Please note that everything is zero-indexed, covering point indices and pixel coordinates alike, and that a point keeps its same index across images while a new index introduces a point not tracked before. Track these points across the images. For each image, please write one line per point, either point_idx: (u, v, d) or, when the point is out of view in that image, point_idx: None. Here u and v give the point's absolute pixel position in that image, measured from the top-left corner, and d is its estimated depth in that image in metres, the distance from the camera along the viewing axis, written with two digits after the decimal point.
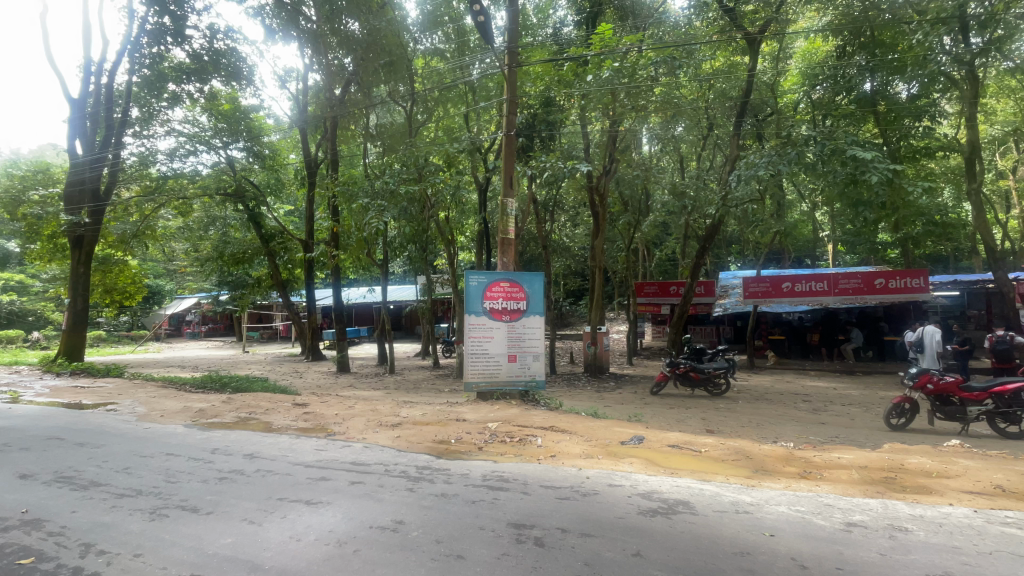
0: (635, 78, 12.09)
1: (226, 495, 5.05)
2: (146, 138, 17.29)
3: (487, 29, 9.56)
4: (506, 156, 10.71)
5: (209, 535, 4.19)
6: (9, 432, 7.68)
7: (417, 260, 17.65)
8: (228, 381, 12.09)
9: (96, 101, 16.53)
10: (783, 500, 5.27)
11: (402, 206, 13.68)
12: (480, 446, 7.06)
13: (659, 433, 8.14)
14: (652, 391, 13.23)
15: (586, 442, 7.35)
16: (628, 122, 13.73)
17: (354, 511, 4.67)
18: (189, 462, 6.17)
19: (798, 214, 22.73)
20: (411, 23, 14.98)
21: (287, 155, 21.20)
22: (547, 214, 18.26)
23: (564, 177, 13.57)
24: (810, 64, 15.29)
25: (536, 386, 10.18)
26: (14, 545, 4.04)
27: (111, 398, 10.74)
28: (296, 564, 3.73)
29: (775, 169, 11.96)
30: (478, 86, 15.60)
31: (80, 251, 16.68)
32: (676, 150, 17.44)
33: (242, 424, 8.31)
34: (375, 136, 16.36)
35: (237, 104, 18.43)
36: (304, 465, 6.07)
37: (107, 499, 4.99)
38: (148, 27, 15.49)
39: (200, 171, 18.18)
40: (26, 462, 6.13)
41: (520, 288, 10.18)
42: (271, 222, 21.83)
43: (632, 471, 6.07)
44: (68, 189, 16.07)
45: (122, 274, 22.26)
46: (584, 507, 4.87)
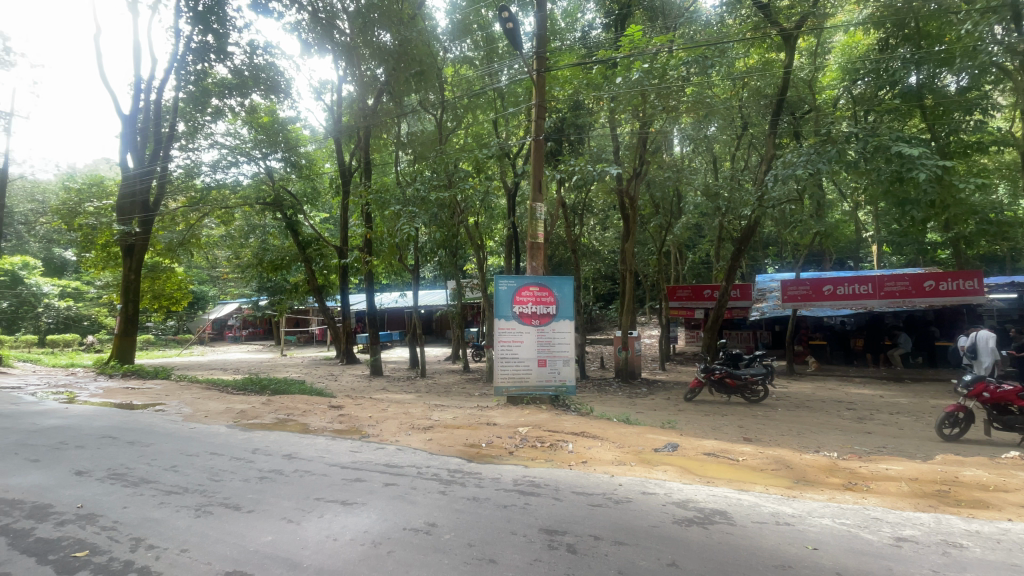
0: (665, 79, 12.04)
1: (266, 495, 5.21)
2: (191, 151, 18.16)
3: (515, 35, 9.54)
4: (535, 161, 10.64)
5: (251, 533, 4.33)
6: (66, 431, 8.15)
7: (448, 264, 17.91)
8: (267, 383, 12.50)
9: (145, 117, 17.44)
10: (827, 513, 5.04)
11: (432, 212, 13.95)
12: (510, 450, 7.05)
13: (694, 440, 7.96)
14: (686, 397, 12.88)
15: (618, 448, 7.24)
16: (659, 123, 13.50)
17: (388, 513, 4.75)
18: (231, 462, 6.40)
19: (839, 214, 21.83)
20: (441, 32, 15.32)
21: (323, 164, 21.81)
22: (576, 218, 18.21)
23: (593, 180, 13.48)
24: (850, 58, 14.65)
25: (566, 391, 10.10)
26: (71, 539, 4.28)
27: (159, 399, 11.30)
28: (332, 563, 3.80)
29: (814, 168, 11.61)
30: (506, 92, 15.59)
31: (131, 259, 17.53)
32: (709, 150, 16.98)
33: (280, 425, 8.58)
34: (406, 144, 16.77)
35: (275, 117, 19.17)
36: (339, 466, 6.21)
37: (155, 496, 5.22)
38: (192, 46, 16.17)
39: (241, 182, 18.94)
40: (81, 460, 6.48)
41: (549, 292, 10.13)
42: (307, 229, 22.59)
43: (665, 479, 5.95)
44: (120, 201, 16.94)
45: (168, 281, 23.39)
46: (617, 515, 4.78)
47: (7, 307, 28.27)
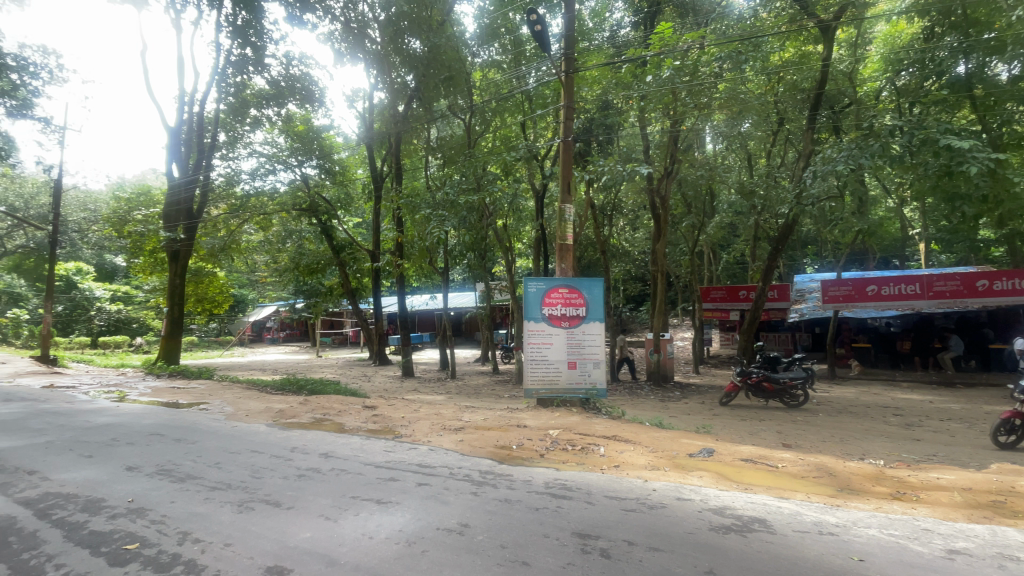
0: (697, 76, 11.87)
1: (304, 492, 5.35)
2: (231, 160, 18.92)
3: (543, 37, 9.52)
4: (564, 162, 10.58)
5: (290, 529, 4.45)
6: (117, 428, 8.58)
7: (476, 267, 18.01)
8: (304, 384, 12.85)
9: (189, 128, 18.25)
10: (874, 523, 4.81)
11: (461, 215, 14.06)
12: (541, 453, 7.03)
13: (730, 445, 7.75)
14: (721, 402, 12.56)
15: (651, 453, 7.12)
16: (691, 120, 13.21)
17: (422, 512, 4.80)
18: (271, 459, 6.60)
19: (883, 211, 20.87)
20: (469, 37, 15.50)
21: (355, 171, 22.30)
22: (606, 219, 18.04)
23: (623, 180, 13.30)
24: (892, 49, 14.06)
25: (597, 394, 9.98)
26: (122, 532, 4.49)
27: (203, 398, 11.75)
28: (368, 561, 3.86)
29: (855, 164, 11.19)
30: (534, 95, 15.63)
31: (176, 264, 18.34)
32: (743, 148, 16.52)
33: (316, 424, 8.80)
34: (436, 149, 17.03)
35: (310, 125, 19.73)
36: (374, 465, 6.32)
37: (201, 491, 5.44)
38: (232, 59, 16.88)
39: (279, 189, 19.62)
40: (132, 456, 6.81)
41: (579, 294, 10.06)
42: (340, 234, 23.16)
43: (701, 485, 5.80)
44: (166, 209, 17.78)
45: (211, 284, 24.37)
46: (652, 520, 4.71)
47: (63, 311, 30.32)
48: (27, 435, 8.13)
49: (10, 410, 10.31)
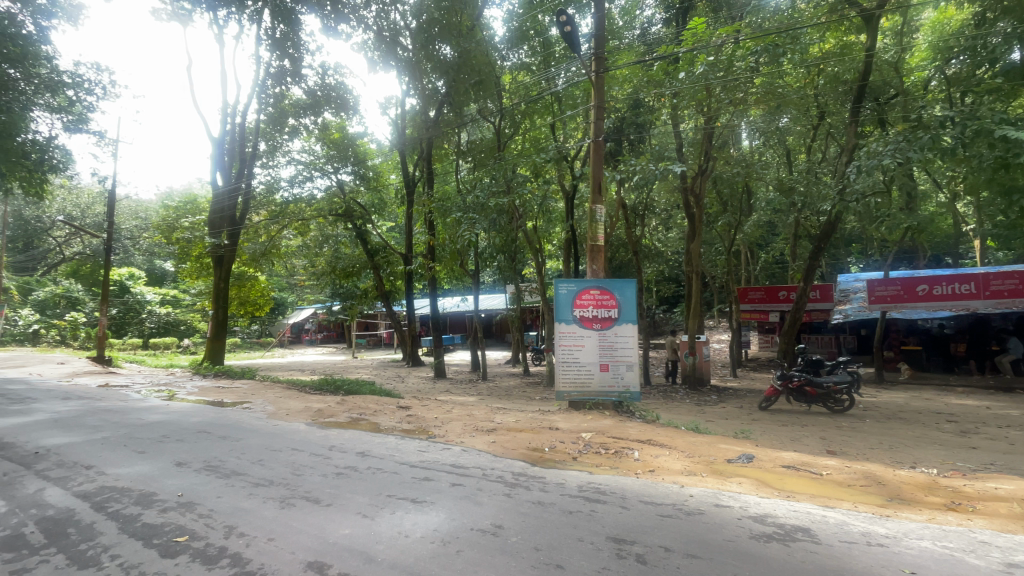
0: (732, 72, 11.59)
1: (342, 490, 5.49)
2: (271, 168, 19.64)
3: (573, 38, 9.47)
4: (595, 162, 10.46)
5: (330, 526, 4.57)
6: (168, 425, 9.01)
7: (506, 269, 18.05)
8: (340, 384, 13.18)
9: (232, 138, 19.06)
10: (927, 535, 4.56)
11: (491, 218, 14.10)
12: (574, 456, 6.98)
13: (771, 451, 7.50)
14: (761, 406, 12.19)
15: (687, 458, 6.97)
16: (725, 117, 12.92)
17: (456, 512, 4.84)
18: (311, 457, 6.81)
19: (934, 206, 19.77)
20: (499, 41, 15.61)
21: (388, 176, 22.76)
22: (637, 218, 17.76)
23: (655, 180, 13.05)
24: (940, 36, 13.34)
25: (631, 397, 9.83)
26: (173, 525, 4.72)
27: (246, 397, 12.21)
28: (404, 559, 3.93)
29: (903, 158, 10.65)
30: (563, 95, 15.58)
31: (221, 269, 19.12)
32: (781, 143, 15.97)
33: (353, 424, 9.01)
34: (466, 152, 17.22)
35: (344, 133, 20.16)
36: (409, 465, 6.42)
37: (245, 487, 5.66)
38: (272, 72, 17.55)
39: (316, 195, 20.22)
40: (181, 453, 7.14)
41: (610, 295, 9.94)
42: (375, 238, 23.65)
43: (740, 492, 5.64)
44: (211, 216, 18.61)
45: (253, 288, 25.33)
46: (689, 527, 4.60)
47: (117, 313, 32.07)
48: (85, 431, 8.63)
49: (71, 408, 10.97)
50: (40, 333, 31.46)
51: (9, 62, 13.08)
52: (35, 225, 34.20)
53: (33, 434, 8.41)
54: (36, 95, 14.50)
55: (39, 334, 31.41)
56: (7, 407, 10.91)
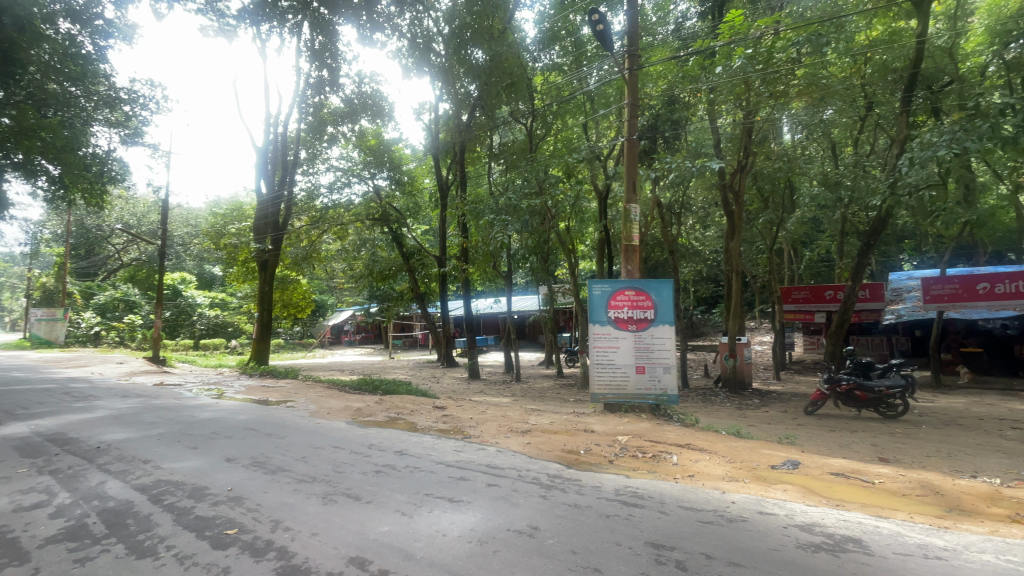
0: (772, 63, 11.18)
1: (381, 487, 5.62)
2: (311, 175, 20.37)
3: (605, 36, 9.38)
4: (629, 161, 10.32)
5: (370, 522, 4.69)
6: (217, 423, 9.45)
7: (539, 270, 18.00)
8: (378, 384, 13.47)
9: (274, 148, 19.86)
10: (989, 548, 4.27)
11: (523, 219, 14.10)
12: (610, 459, 6.90)
13: (818, 458, 7.19)
14: (806, 411, 11.66)
15: (729, 463, 6.77)
16: (766, 111, 12.55)
17: (492, 513, 4.87)
18: (352, 455, 7.00)
19: (997, 199, 18.48)
20: (530, 42, 15.63)
21: (423, 180, 23.13)
22: (674, 217, 17.38)
23: (692, 177, 12.73)
24: (1002, 16, 12.46)
25: (668, 400, 9.59)
26: (224, 517, 4.95)
27: (290, 396, 12.67)
28: (442, 558, 3.98)
29: (959, 149, 10.03)
30: (596, 95, 15.45)
31: (265, 273, 19.91)
32: (826, 136, 15.31)
33: (391, 423, 9.21)
34: (498, 154, 17.31)
35: (380, 139, 20.61)
36: (445, 464, 6.51)
37: (290, 483, 5.87)
38: (311, 82, 18.20)
39: (354, 201, 20.80)
40: (230, 449, 7.48)
41: (646, 296, 9.76)
42: (410, 241, 24.08)
43: (785, 499, 5.43)
44: (257, 222, 19.45)
45: (295, 291, 26.30)
46: (732, 534, 4.47)
47: (171, 316, 33.90)
48: (143, 427, 9.16)
49: (129, 405, 11.65)
50: (101, 335, 33.66)
51: (71, 80, 14.07)
52: (96, 234, 36.63)
53: (96, 429, 8.99)
54: (96, 111, 15.55)
55: (100, 335, 33.62)
56: (73, 405, 11.69)
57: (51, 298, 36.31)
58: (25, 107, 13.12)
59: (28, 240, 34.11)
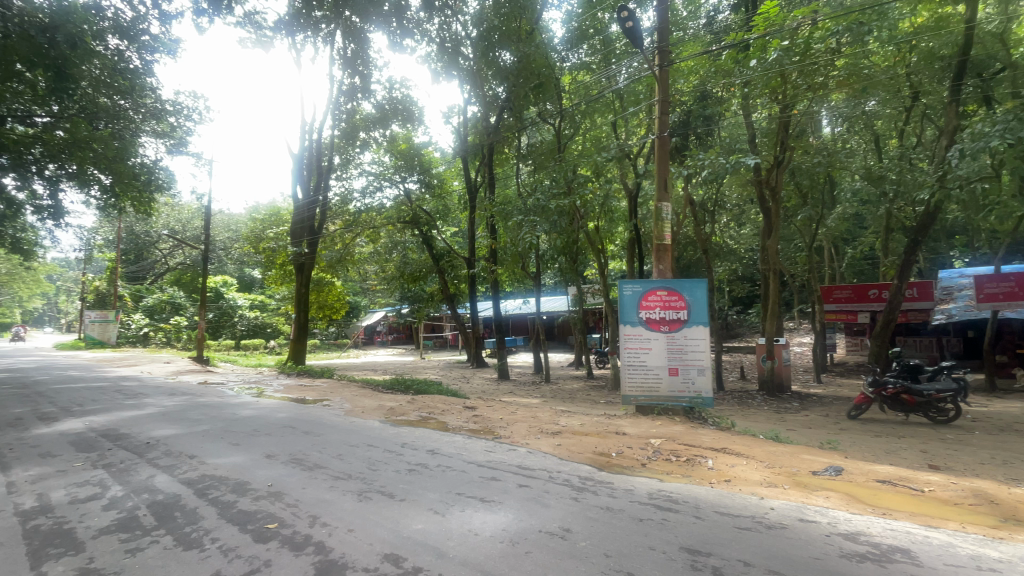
0: (809, 55, 10.81)
1: (414, 486, 5.71)
2: (344, 180, 20.93)
3: (635, 33, 9.24)
4: (659, 159, 10.17)
5: (404, 520, 4.77)
6: (258, 420, 9.81)
7: (568, 270, 17.91)
8: (410, 384, 13.69)
9: (310, 154, 20.50)
10: None
11: (552, 220, 14.08)
12: (643, 462, 6.81)
13: (863, 464, 6.89)
14: (849, 415, 11.26)
15: (767, 468, 6.57)
16: (803, 104, 12.16)
17: (524, 514, 4.88)
18: (385, 453, 7.13)
19: None
20: (558, 42, 15.59)
21: (451, 183, 23.35)
22: (706, 215, 17.01)
23: (725, 174, 12.41)
24: None
25: (703, 403, 9.37)
26: (265, 512, 5.13)
27: (326, 395, 13.03)
28: (475, 557, 4.01)
29: (1014, 138, 9.45)
30: (625, 92, 15.27)
31: (302, 275, 20.55)
32: (868, 128, 14.66)
33: (422, 423, 9.34)
34: (526, 155, 17.30)
35: (411, 143, 20.92)
36: (476, 464, 6.55)
37: (326, 480, 6.03)
38: (344, 89, 18.72)
39: (385, 204, 21.24)
40: (270, 446, 7.74)
41: (679, 296, 9.56)
42: (439, 243, 24.39)
43: (827, 507, 5.23)
44: (293, 227, 20.13)
45: (330, 292, 27.05)
46: (771, 541, 4.33)
47: (213, 317, 35.37)
48: (188, 424, 9.59)
49: (175, 402, 12.22)
50: (149, 336, 35.40)
51: (121, 93, 14.89)
52: (144, 239, 38.60)
53: (146, 425, 9.46)
54: (144, 123, 16.45)
55: (149, 336, 35.37)
56: (124, 402, 12.34)
57: (104, 300, 38.41)
58: (79, 120, 14.63)
59: (84, 246, 36.22)
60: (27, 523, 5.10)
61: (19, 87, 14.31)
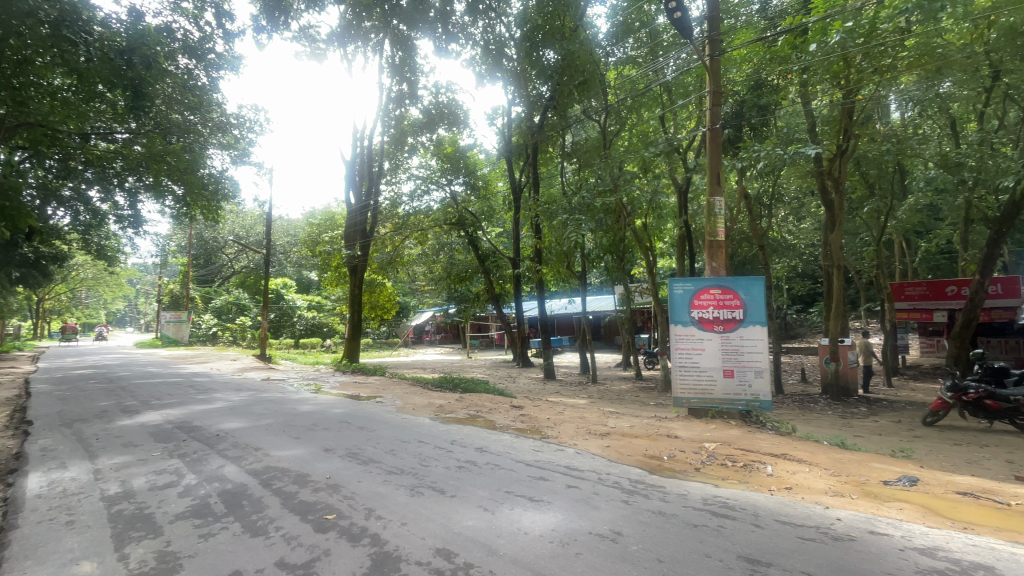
0: (875, 36, 10.14)
1: (464, 482, 5.80)
2: (394, 184, 21.65)
3: (684, 23, 8.93)
4: (712, 153, 9.78)
5: (455, 516, 4.86)
6: (315, 416, 10.27)
7: (615, 269, 17.60)
8: (458, 382, 13.93)
9: (361, 161, 21.31)
10: None
11: (598, 218, 13.92)
12: (696, 466, 6.60)
13: (941, 475, 6.36)
14: (925, 421, 10.46)
15: (832, 477, 6.20)
16: (868, 88, 11.42)
17: (574, 514, 4.85)
18: (435, 450, 7.29)
19: None
20: (603, 37, 15.29)
21: (496, 184, 23.39)
22: (763, 209, 16.23)
23: (783, 166, 11.76)
24: None
25: (760, 407, 8.95)
26: (323, 503, 5.38)
27: (378, 392, 13.49)
28: (525, 556, 4.04)
29: None
30: (674, 85, 14.81)
31: (355, 277, 21.39)
32: (945, 111, 13.48)
33: (471, 421, 9.48)
34: (571, 154, 17.14)
35: (456, 146, 21.17)
36: (525, 463, 6.57)
37: (380, 474, 6.24)
38: (392, 96, 19.28)
39: (432, 207, 21.71)
40: (327, 440, 8.10)
41: (733, 295, 9.18)
42: (485, 243, 24.67)
43: (900, 519, 4.88)
44: (348, 231, 21.04)
45: (381, 293, 28.00)
46: (838, 553, 4.09)
47: (275, 317, 37.42)
48: (253, 418, 10.19)
49: (242, 398, 13.01)
50: (218, 335, 37.93)
51: (191, 110, 15.97)
52: (213, 245, 41.32)
53: (215, 419, 10.13)
54: (210, 135, 17.32)
55: (217, 335, 37.87)
56: (196, 396, 13.28)
57: (178, 301, 41.56)
58: (154, 135, 16.02)
59: (160, 252, 39.25)
60: (113, 507, 5.59)
61: (101, 106, 15.68)
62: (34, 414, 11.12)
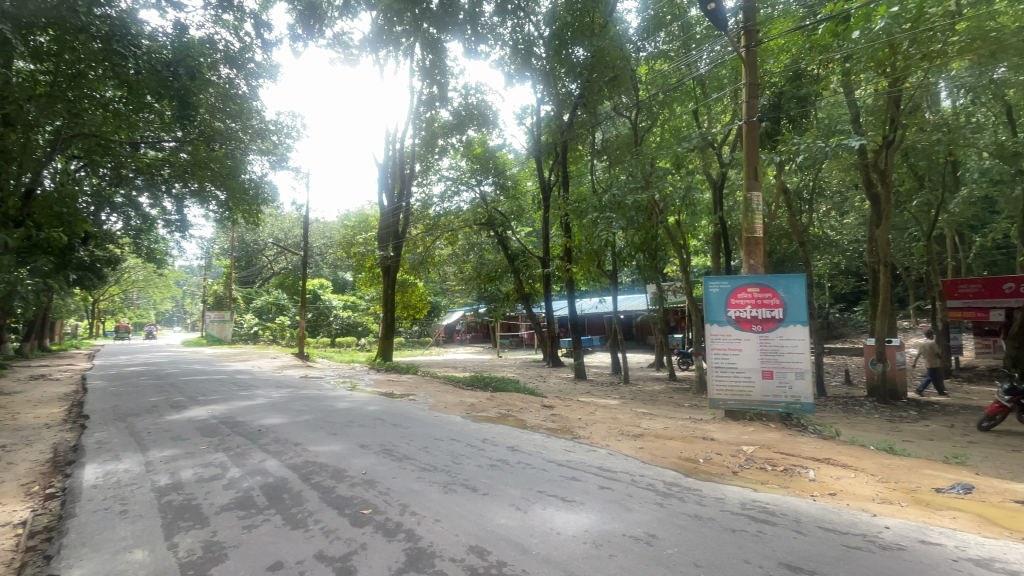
0: (923, 19, 9.67)
1: (496, 481, 5.83)
2: (425, 186, 22.00)
3: (718, 15, 8.65)
4: (748, 147, 9.51)
5: (487, 514, 4.90)
6: (351, 413, 10.53)
7: (646, 267, 17.34)
8: (489, 381, 14.00)
9: (392, 163, 21.72)
10: None
11: (629, 215, 13.74)
12: (734, 470, 6.43)
13: (1001, 483, 5.98)
14: (980, 426, 9.81)
15: (880, 483, 5.93)
16: (916, 75, 10.87)
17: (606, 515, 4.81)
18: (467, 448, 7.36)
19: None
20: (633, 32, 15.04)
21: (525, 183, 23.38)
22: (802, 204, 15.65)
23: (824, 160, 11.31)
24: None
25: (801, 409, 8.64)
26: (359, 498, 5.51)
27: (411, 391, 13.71)
28: (558, 555, 4.03)
29: None
30: (707, 78, 14.46)
31: (387, 278, 21.82)
32: (1003, 97, 12.66)
33: (502, 420, 9.52)
34: (600, 151, 16.97)
35: (486, 147, 21.26)
36: (557, 463, 6.55)
37: (414, 471, 6.35)
38: (423, 99, 19.55)
39: (462, 207, 21.93)
40: (362, 436, 8.30)
41: (772, 293, 8.89)
42: (514, 242, 24.73)
43: (954, 528, 4.62)
44: (381, 232, 21.48)
45: (413, 293, 28.44)
46: (887, 563, 3.90)
47: (311, 317, 38.56)
48: (292, 414, 10.54)
49: (281, 394, 13.46)
50: (258, 334, 39.39)
51: (233, 118, 16.62)
52: (253, 247, 42.89)
53: (257, 415, 10.53)
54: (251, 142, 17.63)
55: (258, 334, 39.32)
56: (239, 393, 13.82)
57: (222, 302, 43.36)
58: (198, 143, 16.83)
59: (205, 254, 41.05)
60: (163, 498, 5.90)
61: (150, 117, 16.50)
62: (91, 409, 11.81)
